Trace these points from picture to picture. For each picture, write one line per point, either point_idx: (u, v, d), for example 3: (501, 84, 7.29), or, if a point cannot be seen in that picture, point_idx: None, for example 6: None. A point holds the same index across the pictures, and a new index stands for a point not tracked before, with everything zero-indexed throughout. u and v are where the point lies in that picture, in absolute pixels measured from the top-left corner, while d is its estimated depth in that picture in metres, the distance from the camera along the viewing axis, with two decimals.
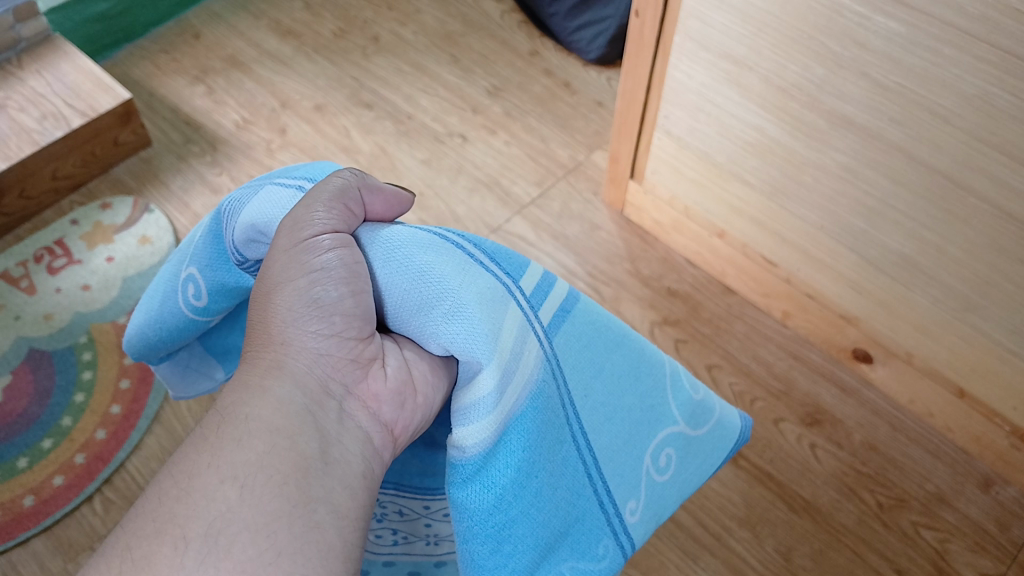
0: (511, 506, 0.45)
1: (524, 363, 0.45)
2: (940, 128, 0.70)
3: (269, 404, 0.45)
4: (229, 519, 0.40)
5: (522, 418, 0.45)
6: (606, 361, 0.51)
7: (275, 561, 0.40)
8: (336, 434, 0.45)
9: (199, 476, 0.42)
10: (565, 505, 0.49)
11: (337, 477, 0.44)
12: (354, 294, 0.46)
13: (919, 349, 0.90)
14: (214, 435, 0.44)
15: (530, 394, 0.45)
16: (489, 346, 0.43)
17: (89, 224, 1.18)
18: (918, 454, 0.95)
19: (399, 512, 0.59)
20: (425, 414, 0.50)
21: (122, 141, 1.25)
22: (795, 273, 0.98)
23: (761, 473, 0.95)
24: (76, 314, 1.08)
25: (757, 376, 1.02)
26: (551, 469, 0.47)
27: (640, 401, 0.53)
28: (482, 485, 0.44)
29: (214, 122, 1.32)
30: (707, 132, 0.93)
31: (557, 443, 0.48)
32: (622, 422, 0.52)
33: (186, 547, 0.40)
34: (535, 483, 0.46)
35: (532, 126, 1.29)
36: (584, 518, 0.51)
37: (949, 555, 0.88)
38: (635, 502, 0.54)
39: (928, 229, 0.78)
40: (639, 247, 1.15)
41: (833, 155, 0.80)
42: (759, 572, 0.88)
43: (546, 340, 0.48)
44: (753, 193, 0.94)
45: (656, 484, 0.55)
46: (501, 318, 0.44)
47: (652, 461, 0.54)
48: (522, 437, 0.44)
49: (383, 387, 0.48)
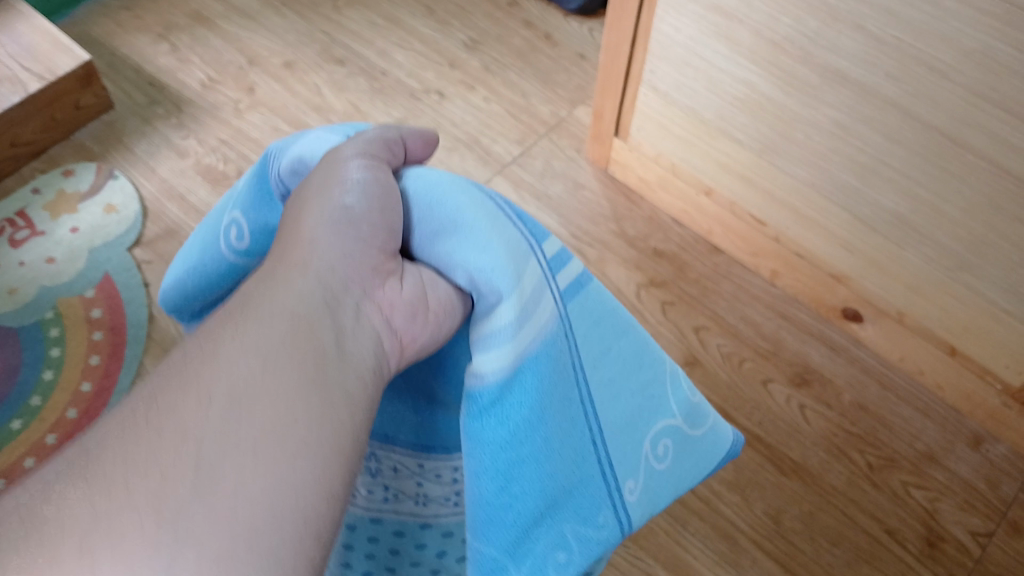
0: (522, 444, 0.42)
1: (540, 313, 0.43)
2: (938, 84, 0.67)
3: (293, 287, 0.40)
4: (248, 388, 0.36)
5: (538, 361, 0.42)
6: (613, 344, 0.48)
7: (291, 432, 0.36)
8: (352, 330, 0.40)
9: (223, 341, 0.38)
10: (573, 464, 0.46)
11: (350, 371, 0.39)
12: (381, 210, 0.43)
13: (912, 308, 0.89)
14: (237, 311, 0.39)
15: (546, 340, 0.43)
16: (512, 281, 0.41)
17: (52, 193, 1.13)
18: (908, 413, 0.94)
19: (392, 468, 0.55)
20: (437, 335, 0.44)
21: (83, 105, 1.19)
22: (784, 231, 0.96)
23: (750, 435, 0.93)
24: (41, 288, 1.04)
25: (744, 336, 1.00)
26: (563, 424, 0.44)
27: (642, 387, 0.50)
28: (497, 418, 0.42)
29: (180, 81, 1.26)
30: (694, 88, 0.89)
31: (569, 401, 0.45)
32: (627, 399, 0.49)
33: (208, 405, 0.35)
34: (546, 428, 0.43)
35: (511, 81, 1.25)
36: (587, 486, 0.47)
37: (938, 514, 0.87)
38: (634, 482, 0.50)
39: (922, 186, 0.76)
40: (624, 206, 1.12)
41: (826, 112, 0.77)
42: (748, 536, 0.87)
43: (563, 301, 0.45)
44: (742, 150, 0.91)
45: (654, 471, 0.51)
46: (524, 264, 0.42)
47: (650, 447, 0.51)
48: (537, 377, 0.42)
49: (398, 298, 0.42)
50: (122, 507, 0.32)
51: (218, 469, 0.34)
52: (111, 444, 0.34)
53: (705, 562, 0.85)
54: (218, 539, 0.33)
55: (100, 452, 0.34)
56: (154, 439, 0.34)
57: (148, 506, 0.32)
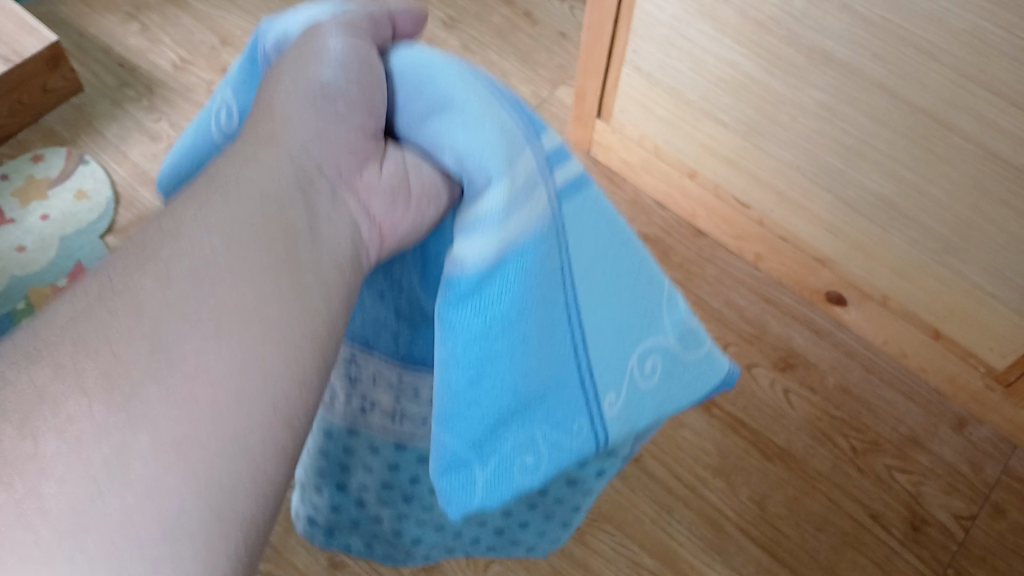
0: (500, 339, 0.38)
1: (534, 201, 0.38)
2: (925, 66, 0.66)
3: (263, 162, 0.35)
4: (212, 268, 0.32)
5: (528, 251, 0.37)
6: (608, 250, 0.44)
7: (258, 317, 0.32)
8: (326, 213, 0.36)
9: (183, 214, 0.33)
10: (549, 366, 0.42)
11: (325, 255, 0.35)
12: (362, 84, 0.38)
13: (896, 291, 0.89)
14: (198, 188, 0.35)
15: (540, 230, 0.38)
16: (503, 162, 0.36)
17: (20, 179, 1.10)
18: (891, 396, 0.94)
19: (372, 377, 0.52)
20: (422, 226, 0.40)
21: (51, 88, 1.15)
22: (768, 215, 0.95)
23: (734, 421, 0.92)
24: (12, 278, 1.02)
25: (728, 321, 0.99)
26: (546, 322, 0.40)
27: (635, 299, 0.45)
28: (476, 309, 0.37)
29: (151, 62, 1.23)
30: (678, 68, 0.88)
31: (556, 300, 0.40)
32: (619, 308, 0.44)
33: (167, 283, 0.31)
34: (529, 324, 0.38)
35: (491, 61, 1.22)
36: (563, 389, 0.43)
37: (922, 497, 0.87)
38: (615, 395, 0.45)
39: (908, 169, 0.75)
40: (607, 188, 1.10)
41: (811, 93, 0.76)
42: (733, 522, 0.86)
43: (559, 198, 0.40)
44: (727, 133, 0.90)
45: (640, 391, 0.47)
46: (519, 148, 0.38)
47: (638, 365, 0.46)
48: (527, 267, 0.37)
49: (379, 182, 0.38)
50: (68, 390, 0.28)
51: (182, 350, 0.30)
52: (56, 320, 0.30)
53: (691, 549, 0.85)
54: (180, 432, 0.29)
55: (43, 327, 0.30)
56: (107, 317, 0.30)
57: (98, 392, 0.28)
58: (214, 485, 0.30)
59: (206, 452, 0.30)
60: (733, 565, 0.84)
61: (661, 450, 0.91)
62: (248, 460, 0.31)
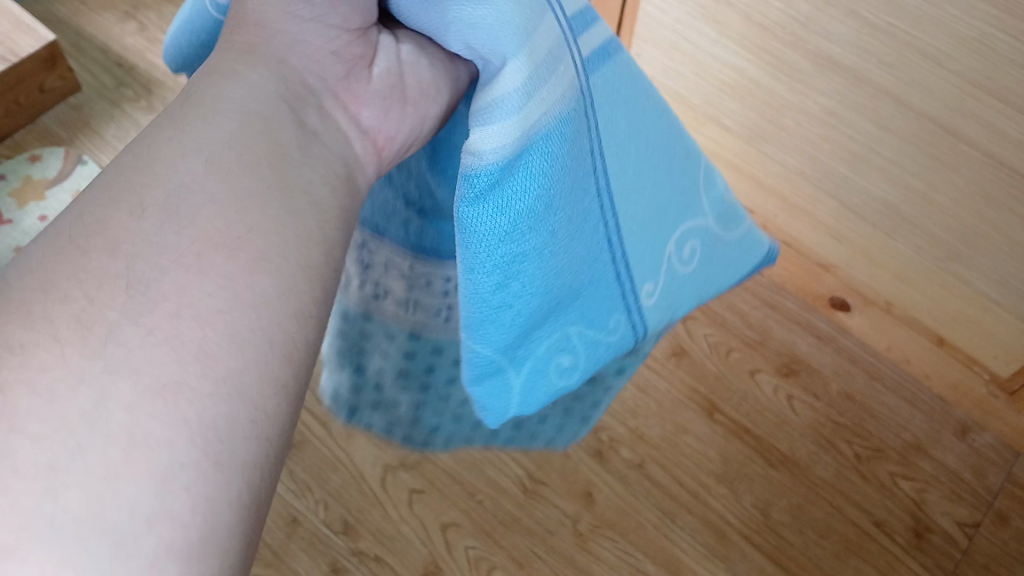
0: (526, 236, 0.38)
1: (554, 81, 0.36)
2: (930, 72, 0.65)
3: (242, 80, 0.35)
4: (195, 188, 0.31)
5: (549, 138, 0.36)
6: (636, 132, 0.43)
7: (247, 234, 0.31)
8: (315, 126, 0.36)
9: (162, 136, 0.33)
10: (579, 260, 0.42)
11: (316, 169, 0.35)
12: None
13: (900, 298, 0.89)
14: (176, 113, 0.34)
15: (560, 114, 0.37)
16: (519, 37, 0.34)
17: (18, 180, 1.09)
18: (894, 402, 0.93)
19: (385, 264, 0.54)
20: (414, 129, 0.41)
21: (48, 88, 1.14)
22: (772, 220, 0.95)
23: (738, 427, 0.92)
24: None
25: (730, 326, 0.98)
26: (572, 215, 0.40)
27: (668, 185, 0.46)
28: (498, 205, 0.36)
29: (149, 62, 1.22)
30: (682, 72, 0.87)
31: (582, 189, 0.40)
32: (649, 195, 0.45)
33: (147, 208, 0.30)
34: (553, 219, 0.38)
35: None
36: (597, 284, 0.45)
37: (926, 505, 0.87)
38: (652, 285, 0.47)
39: (914, 176, 0.75)
40: None
41: (817, 99, 0.76)
42: (737, 529, 0.86)
43: (583, 71, 0.39)
44: (730, 137, 0.89)
45: (677, 274, 0.48)
46: (536, 21, 0.35)
47: (675, 249, 0.48)
48: (547, 158, 0.36)
49: (367, 92, 0.39)
50: (41, 335, 0.27)
51: (166, 273, 0.29)
52: (33, 259, 0.29)
53: (694, 556, 0.85)
54: (166, 372, 0.27)
55: (20, 269, 0.29)
56: (80, 254, 0.29)
57: (72, 337, 0.27)
58: (208, 426, 0.28)
59: (195, 389, 0.28)
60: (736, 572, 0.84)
61: (664, 456, 0.90)
62: (245, 402, 0.29)
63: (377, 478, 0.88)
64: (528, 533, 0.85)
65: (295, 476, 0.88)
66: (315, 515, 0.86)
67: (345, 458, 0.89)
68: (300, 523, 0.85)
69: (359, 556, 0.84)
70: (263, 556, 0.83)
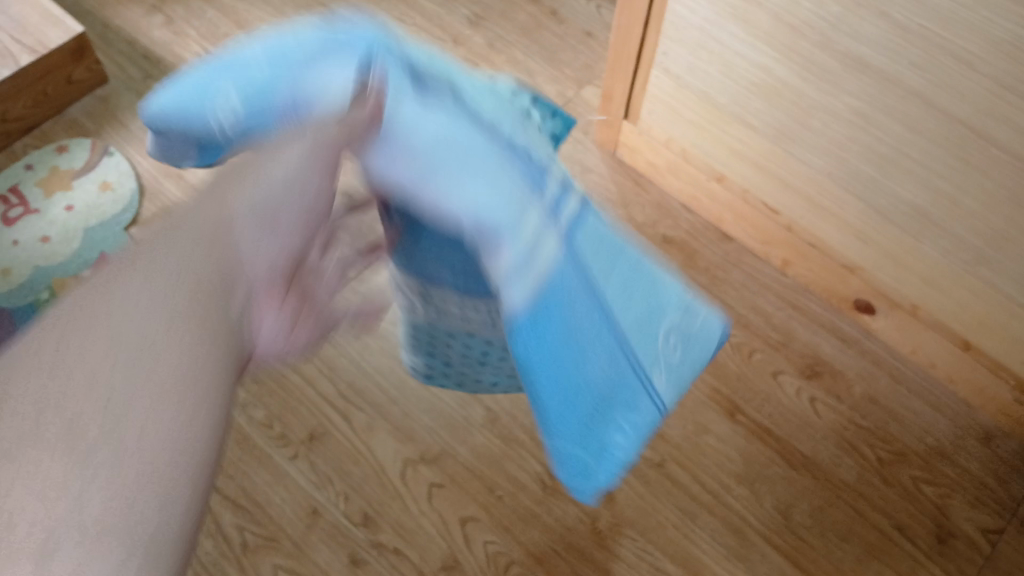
0: (555, 364, 0.41)
1: (545, 241, 0.40)
2: (963, 75, 0.65)
3: (184, 259, 0.35)
4: (149, 363, 0.34)
5: (562, 277, 0.40)
6: (603, 253, 0.43)
7: (169, 421, 0.35)
8: (246, 335, 0.39)
9: (123, 288, 0.34)
10: (613, 368, 0.42)
11: (233, 378, 0.38)
12: (297, 220, 0.39)
13: (926, 301, 0.88)
14: (139, 262, 0.35)
15: (558, 263, 0.40)
16: (514, 210, 0.40)
17: (45, 170, 1.10)
18: (918, 407, 0.92)
19: (438, 296, 0.59)
20: (302, 343, 0.45)
21: (75, 80, 1.15)
22: (797, 220, 0.94)
23: (760, 429, 0.91)
24: (36, 269, 1.02)
25: (754, 327, 0.98)
26: (595, 334, 0.41)
27: (641, 290, 0.43)
28: (537, 336, 0.40)
29: (175, 55, 1.23)
30: (709, 71, 0.87)
31: (588, 313, 0.41)
32: (632, 298, 0.43)
33: (100, 376, 0.33)
34: (580, 342, 0.41)
35: (517, 59, 1.22)
36: (625, 387, 0.43)
37: (949, 510, 0.86)
38: (662, 373, 0.43)
39: (943, 178, 0.74)
40: (633, 190, 1.09)
41: (845, 100, 0.75)
42: (757, 530, 0.86)
43: (564, 220, 0.42)
44: (757, 137, 0.89)
45: (677, 360, 0.44)
46: (514, 189, 0.40)
47: (666, 343, 0.43)
48: (562, 296, 0.40)
49: (285, 315, 0.41)
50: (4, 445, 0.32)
51: (103, 443, 0.33)
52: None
53: (713, 557, 0.85)
54: (98, 501, 0.33)
55: None
56: (45, 386, 0.33)
57: (33, 456, 0.32)
58: (135, 543, 0.34)
59: (115, 518, 0.33)
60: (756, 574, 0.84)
61: (686, 456, 0.90)
62: (151, 533, 0.35)
63: (398, 472, 0.88)
64: (547, 530, 0.85)
65: (317, 468, 0.88)
66: (336, 507, 0.86)
67: (366, 451, 0.89)
68: (321, 514, 0.86)
69: (379, 548, 0.84)
70: (285, 547, 0.84)
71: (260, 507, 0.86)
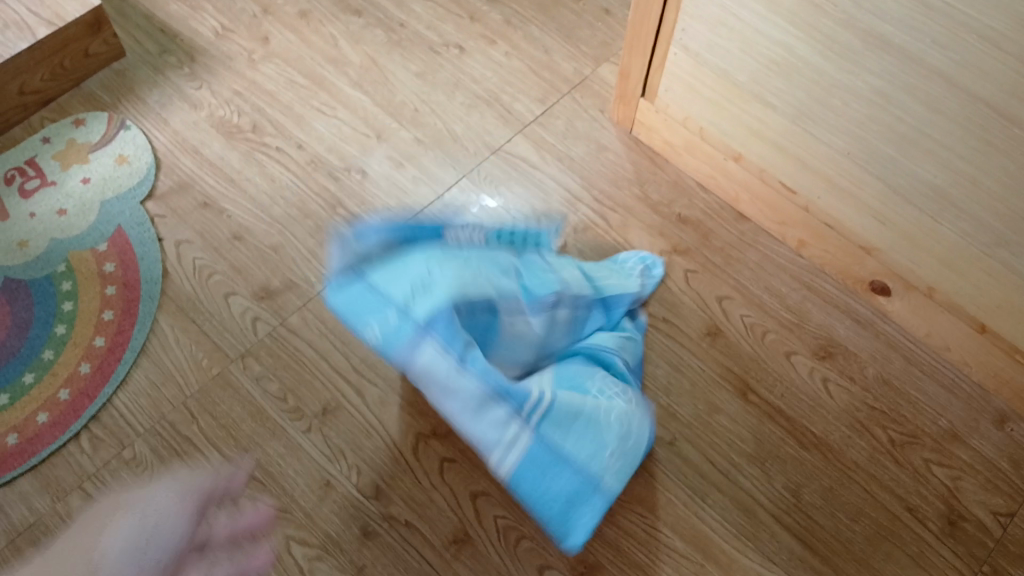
0: (548, 506, 0.74)
1: (517, 444, 0.71)
2: (988, 54, 0.64)
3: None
4: None
5: (529, 468, 0.72)
6: (566, 422, 0.74)
7: None
8: None
9: None
10: (566, 484, 0.74)
11: None
12: (152, 544, 0.62)
13: (943, 283, 0.87)
14: None
15: (524, 454, 0.72)
16: (499, 438, 0.71)
17: (62, 143, 1.10)
18: (932, 389, 0.92)
19: None
20: None
21: (92, 53, 1.15)
22: (814, 201, 0.93)
23: (772, 409, 0.91)
24: (52, 241, 1.02)
25: (768, 307, 0.97)
26: (552, 477, 0.73)
27: (591, 437, 0.75)
28: (525, 482, 0.73)
29: (192, 29, 1.23)
30: (728, 48, 0.86)
31: (555, 474, 0.73)
32: (589, 441, 0.75)
33: None
34: (547, 468, 0.73)
35: (533, 36, 1.21)
36: (586, 491, 0.75)
37: (960, 493, 0.86)
38: (609, 471, 0.76)
39: (963, 159, 0.73)
40: (648, 169, 1.08)
41: (866, 79, 0.74)
42: (767, 509, 0.86)
43: (532, 425, 0.72)
44: (775, 116, 0.88)
45: (620, 449, 0.77)
46: (488, 414, 0.70)
47: (612, 455, 0.77)
48: (531, 472, 0.72)
49: None
50: None
51: None
52: None
53: (723, 534, 0.85)
54: None
55: None
56: None
57: None
58: None
59: None
60: (765, 553, 0.84)
61: (696, 435, 0.90)
62: None
63: (409, 446, 0.89)
64: None
65: (329, 441, 0.89)
66: (348, 480, 0.87)
67: (379, 426, 0.90)
68: (333, 486, 0.86)
69: (390, 521, 0.85)
70: (297, 518, 0.85)
71: (272, 479, 0.87)
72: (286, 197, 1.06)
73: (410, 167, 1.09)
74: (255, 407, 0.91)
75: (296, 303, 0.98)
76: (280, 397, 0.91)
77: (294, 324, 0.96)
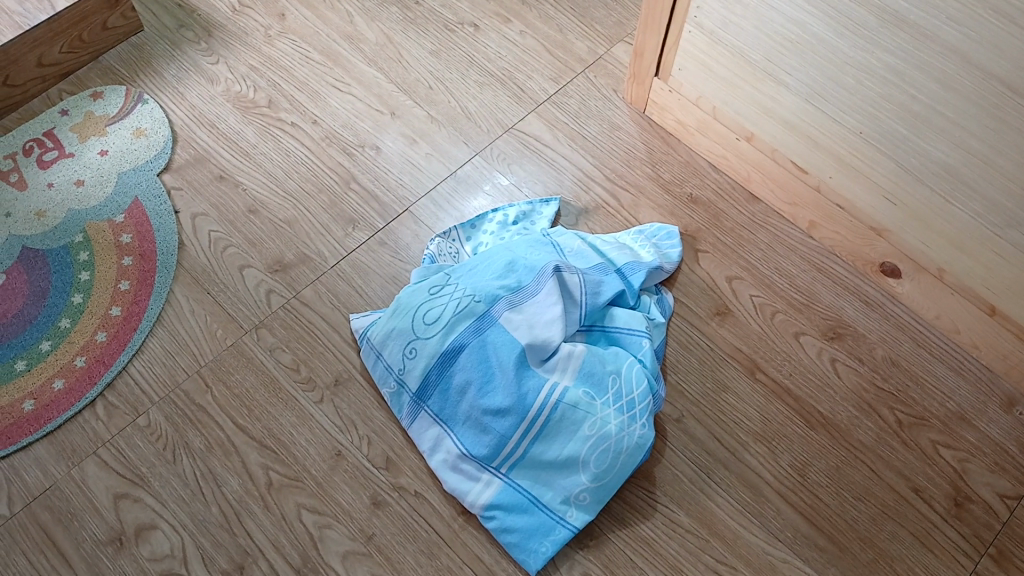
0: (508, 541, 0.82)
1: (480, 484, 0.84)
2: (1004, 31, 0.65)
3: None
4: None
5: (494, 508, 0.82)
6: (525, 465, 0.83)
7: None
8: None
9: None
10: (529, 525, 0.82)
11: None
12: None
13: (953, 265, 0.87)
14: None
15: (490, 506, 0.82)
16: (463, 480, 0.84)
17: (80, 115, 1.11)
18: (941, 371, 0.92)
19: None
20: None
21: (110, 27, 1.16)
22: (826, 181, 0.93)
23: (779, 388, 0.92)
24: (70, 212, 1.03)
25: (778, 288, 0.98)
26: (515, 525, 0.82)
27: (555, 477, 0.82)
28: (492, 524, 0.82)
29: (210, 5, 1.23)
30: (742, 26, 0.86)
31: (516, 518, 0.82)
32: (549, 486, 0.82)
33: None
34: (508, 521, 0.82)
35: (548, 15, 1.21)
36: (546, 527, 0.81)
37: (967, 474, 0.86)
38: (573, 506, 0.82)
39: (976, 138, 0.74)
40: (661, 148, 1.08)
41: (881, 56, 0.75)
42: (773, 487, 0.86)
43: (500, 475, 0.83)
44: (789, 95, 0.88)
45: (590, 481, 0.82)
46: (455, 473, 0.85)
47: (576, 492, 0.82)
48: (495, 515, 0.82)
49: None
50: None
51: None
52: None
53: (728, 510, 0.85)
54: None
55: None
56: None
57: None
58: None
59: None
60: (771, 529, 0.84)
61: (704, 413, 0.90)
62: None
63: None
64: None
65: (340, 413, 0.90)
66: (358, 450, 0.88)
67: None
68: (343, 456, 0.88)
69: (399, 491, 0.86)
70: (308, 486, 0.86)
71: (284, 448, 0.88)
72: (300, 172, 1.07)
73: (423, 144, 1.10)
74: (268, 377, 0.92)
75: (309, 276, 0.99)
76: (292, 368, 0.93)
77: (306, 297, 0.97)
